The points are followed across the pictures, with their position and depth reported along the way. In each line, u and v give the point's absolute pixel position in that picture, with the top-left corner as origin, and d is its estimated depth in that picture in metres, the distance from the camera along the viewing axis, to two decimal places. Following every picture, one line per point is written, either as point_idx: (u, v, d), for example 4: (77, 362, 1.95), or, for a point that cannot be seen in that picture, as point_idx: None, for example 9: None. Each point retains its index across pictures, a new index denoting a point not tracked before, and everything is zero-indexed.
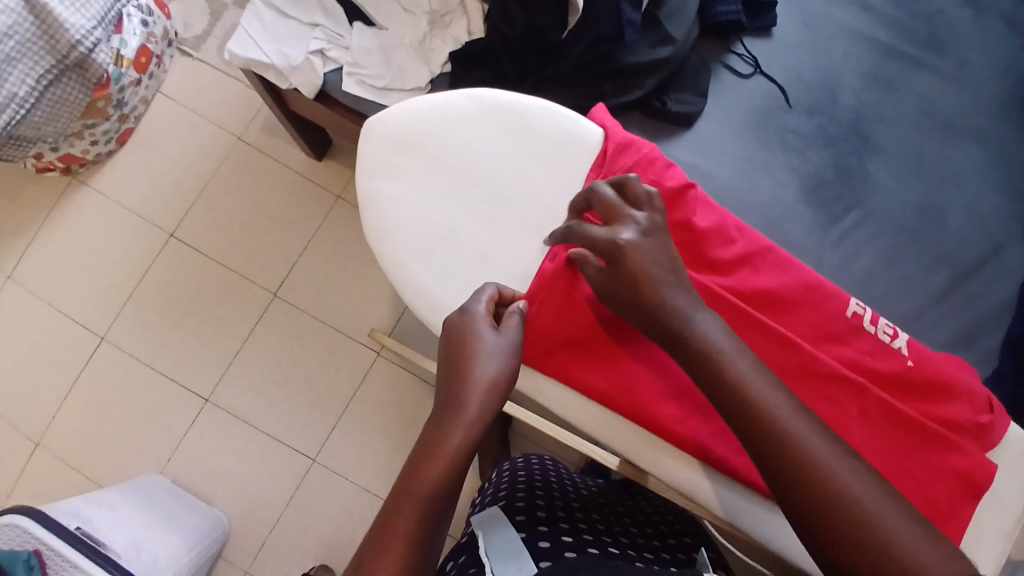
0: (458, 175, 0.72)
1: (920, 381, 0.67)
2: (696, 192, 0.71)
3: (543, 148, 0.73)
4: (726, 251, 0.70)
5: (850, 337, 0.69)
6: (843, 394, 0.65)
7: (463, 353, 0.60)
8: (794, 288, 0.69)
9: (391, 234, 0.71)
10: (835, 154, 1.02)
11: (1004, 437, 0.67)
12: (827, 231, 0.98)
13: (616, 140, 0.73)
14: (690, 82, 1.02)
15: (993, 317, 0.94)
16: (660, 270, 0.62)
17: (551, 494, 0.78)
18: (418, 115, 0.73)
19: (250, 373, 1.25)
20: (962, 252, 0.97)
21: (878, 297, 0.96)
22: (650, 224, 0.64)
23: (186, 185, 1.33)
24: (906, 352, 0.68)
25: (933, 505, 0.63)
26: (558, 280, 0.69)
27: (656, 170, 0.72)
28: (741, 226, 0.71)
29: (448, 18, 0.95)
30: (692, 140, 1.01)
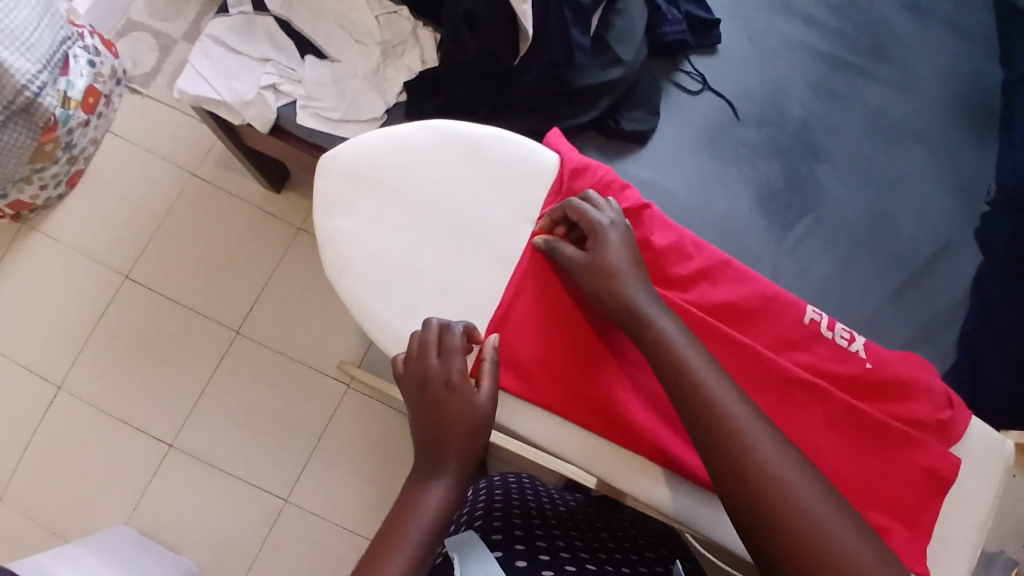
0: (415, 208, 0.72)
1: (878, 382, 0.68)
2: (652, 212, 0.73)
3: (499, 176, 0.73)
4: (685, 266, 0.70)
5: (810, 343, 0.69)
6: (808, 399, 0.66)
7: (446, 429, 0.62)
8: (751, 299, 0.70)
9: (350, 270, 0.71)
10: (786, 163, 1.05)
11: (967, 431, 0.68)
12: (783, 239, 1.01)
13: (571, 164, 0.73)
14: (642, 101, 1.04)
15: (949, 312, 0.98)
16: (627, 274, 0.64)
17: (529, 512, 0.77)
18: (372, 150, 0.73)
19: (216, 414, 1.22)
20: (913, 251, 1.01)
21: (838, 301, 0.98)
22: (613, 224, 0.67)
23: (141, 225, 1.30)
24: (864, 354, 0.69)
25: (901, 503, 0.63)
26: (531, 288, 0.70)
27: (613, 192, 0.73)
28: (698, 243, 0.72)
29: (400, 48, 0.97)
30: (648, 157, 1.03)
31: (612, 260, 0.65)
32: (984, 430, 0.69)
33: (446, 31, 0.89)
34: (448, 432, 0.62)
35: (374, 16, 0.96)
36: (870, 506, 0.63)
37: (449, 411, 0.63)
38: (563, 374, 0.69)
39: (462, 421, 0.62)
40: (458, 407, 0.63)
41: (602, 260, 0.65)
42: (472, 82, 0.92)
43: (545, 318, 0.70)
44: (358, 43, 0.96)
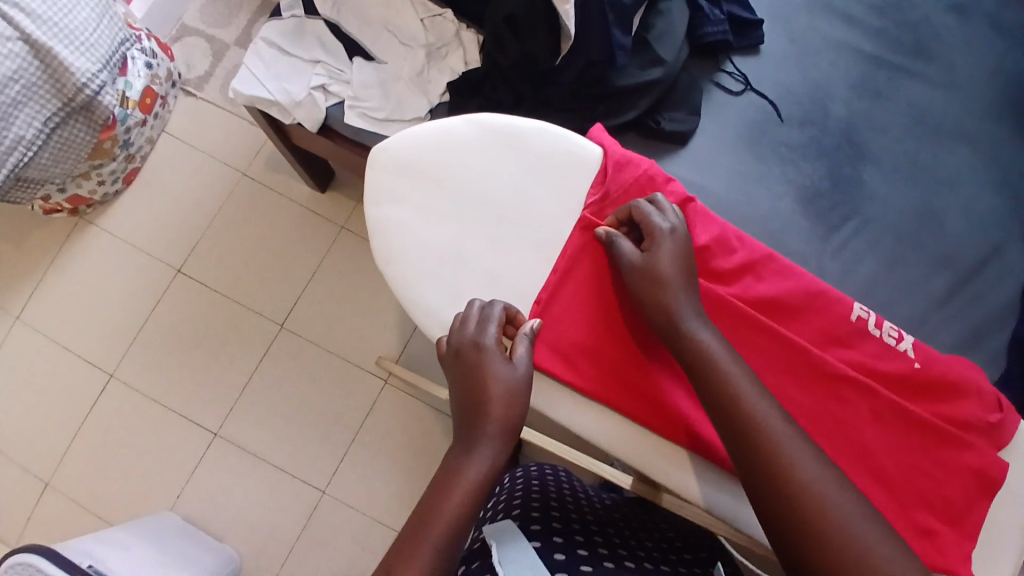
0: (461, 196, 0.74)
1: (927, 381, 0.66)
2: (695, 206, 0.73)
3: (543, 167, 0.74)
4: (729, 260, 0.70)
5: (856, 340, 0.68)
6: (854, 395, 0.65)
7: (478, 392, 0.62)
8: (796, 293, 0.69)
9: (397, 257, 0.73)
10: (829, 163, 1.07)
11: (1015, 435, 0.67)
12: (826, 241, 1.03)
13: (615, 158, 0.74)
14: (683, 101, 1.04)
15: (998, 318, 1.00)
16: (678, 282, 0.65)
17: (566, 507, 0.78)
18: (421, 141, 0.75)
19: (259, 405, 1.25)
20: (965, 254, 1.03)
21: (884, 302, 1.01)
22: (671, 231, 0.67)
23: (191, 222, 1.35)
24: (912, 353, 0.68)
25: (949, 506, 0.62)
26: (581, 277, 0.71)
27: (656, 186, 0.73)
28: (742, 238, 0.71)
29: (444, 50, 0.98)
30: (688, 158, 1.04)
31: (664, 260, 0.65)
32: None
33: (489, 33, 0.90)
34: (479, 396, 0.62)
35: (419, 19, 0.97)
36: (916, 506, 0.62)
37: (481, 378, 0.62)
38: (607, 362, 0.70)
39: (495, 389, 0.62)
40: (489, 371, 0.63)
41: (656, 266, 0.65)
42: (512, 82, 0.94)
43: (592, 306, 0.71)
44: (403, 45, 0.98)
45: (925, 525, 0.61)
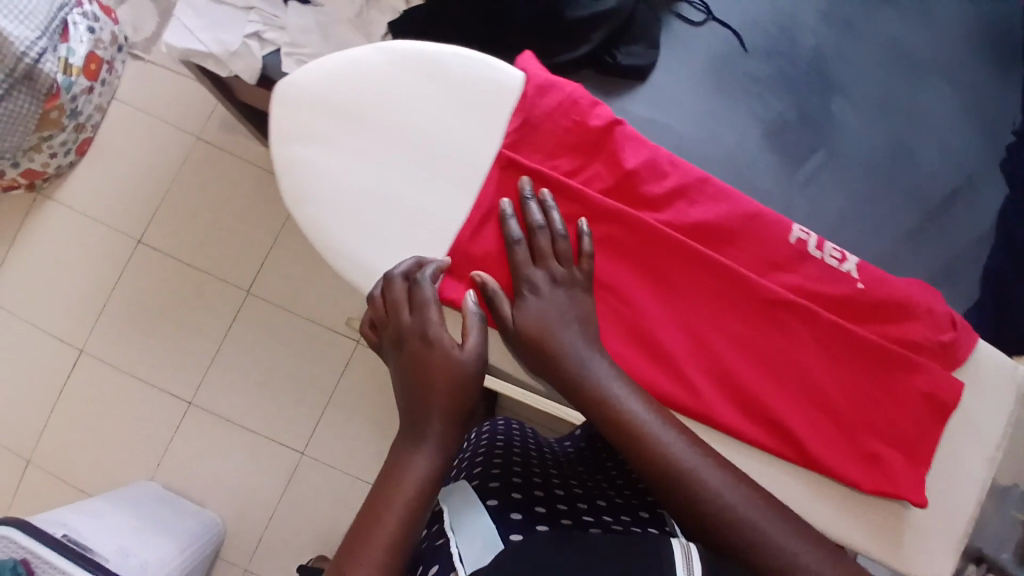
0: (378, 133, 0.66)
1: (869, 303, 0.63)
2: (624, 129, 0.66)
3: (467, 98, 0.66)
4: (659, 186, 0.65)
5: (795, 264, 0.65)
6: (791, 318, 0.63)
7: (426, 378, 0.58)
8: (730, 219, 0.64)
9: (315, 205, 0.66)
10: (796, 98, 1.02)
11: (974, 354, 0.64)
12: (794, 172, 0.99)
13: (536, 82, 0.66)
14: (642, 33, 0.98)
15: (972, 248, 1.00)
16: (565, 337, 0.60)
17: (529, 461, 0.77)
18: (330, 74, 0.66)
19: (230, 374, 1.24)
20: (933, 186, 1.02)
21: (853, 237, 0.98)
22: (548, 285, 0.61)
23: (150, 190, 1.32)
24: (854, 275, 0.65)
25: (895, 428, 0.61)
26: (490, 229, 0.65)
27: (581, 110, 0.66)
28: (671, 162, 0.67)
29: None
30: (647, 95, 0.98)
31: (538, 309, 0.60)
32: (992, 350, 0.65)
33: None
34: (427, 382, 0.58)
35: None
36: (861, 431, 0.61)
37: (428, 365, 0.59)
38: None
39: (442, 378, 0.58)
40: (437, 355, 0.59)
41: (527, 323, 0.60)
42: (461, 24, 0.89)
43: None
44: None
45: (873, 450, 0.61)
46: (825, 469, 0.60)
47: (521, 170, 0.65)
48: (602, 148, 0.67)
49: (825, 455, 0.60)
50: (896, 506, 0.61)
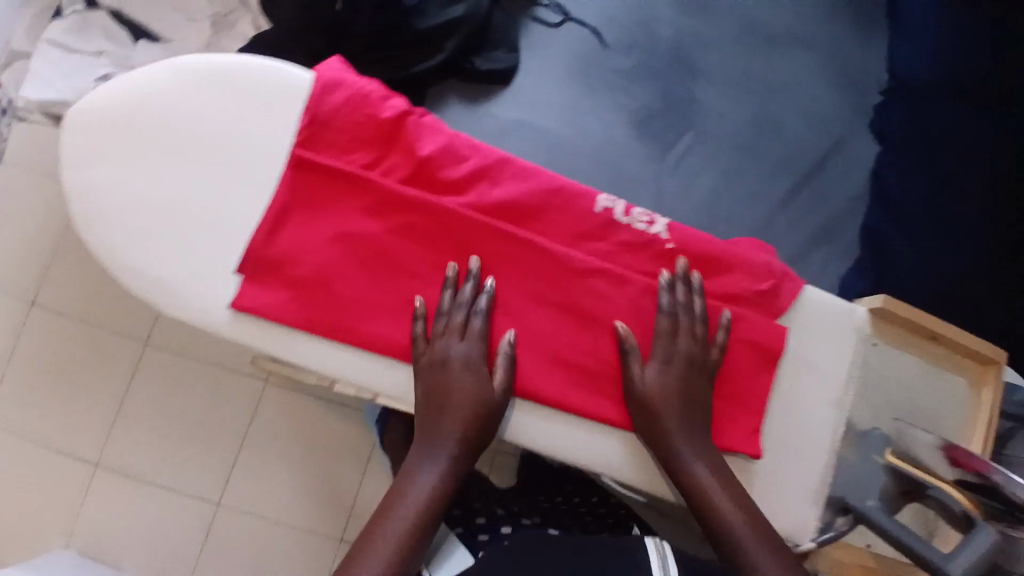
0: (184, 151, 0.54)
1: (686, 262, 0.60)
2: (420, 116, 0.56)
3: (269, 102, 0.55)
4: (460, 169, 0.56)
5: (606, 233, 0.59)
6: (607, 287, 0.58)
7: (440, 407, 0.53)
8: (533, 195, 0.57)
9: (117, 247, 0.54)
10: (660, 85, 1.04)
11: (799, 298, 0.62)
12: (663, 160, 1.02)
13: (321, 82, 0.55)
14: (500, 38, 0.98)
15: (846, 208, 1.04)
16: (671, 415, 0.56)
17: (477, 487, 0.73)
18: (116, 99, 0.55)
19: (136, 432, 1.17)
20: (803, 154, 1.06)
21: (727, 213, 1.02)
22: (673, 355, 0.57)
23: (37, 245, 1.21)
24: (665, 234, 0.60)
25: (726, 381, 0.60)
26: (294, 242, 0.53)
27: (371, 105, 0.55)
28: (471, 142, 0.57)
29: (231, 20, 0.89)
30: (513, 97, 0.99)
31: (664, 382, 0.56)
32: (832, 297, 0.65)
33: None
34: (443, 408, 0.53)
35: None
36: None
37: (449, 395, 0.53)
38: (355, 333, 0.53)
39: (460, 411, 0.52)
40: (458, 386, 0.53)
41: (644, 399, 0.56)
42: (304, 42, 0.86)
43: (320, 260, 0.53)
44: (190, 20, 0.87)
45: None
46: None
47: (311, 172, 0.53)
48: (391, 126, 0.55)
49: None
50: (734, 454, 0.60)
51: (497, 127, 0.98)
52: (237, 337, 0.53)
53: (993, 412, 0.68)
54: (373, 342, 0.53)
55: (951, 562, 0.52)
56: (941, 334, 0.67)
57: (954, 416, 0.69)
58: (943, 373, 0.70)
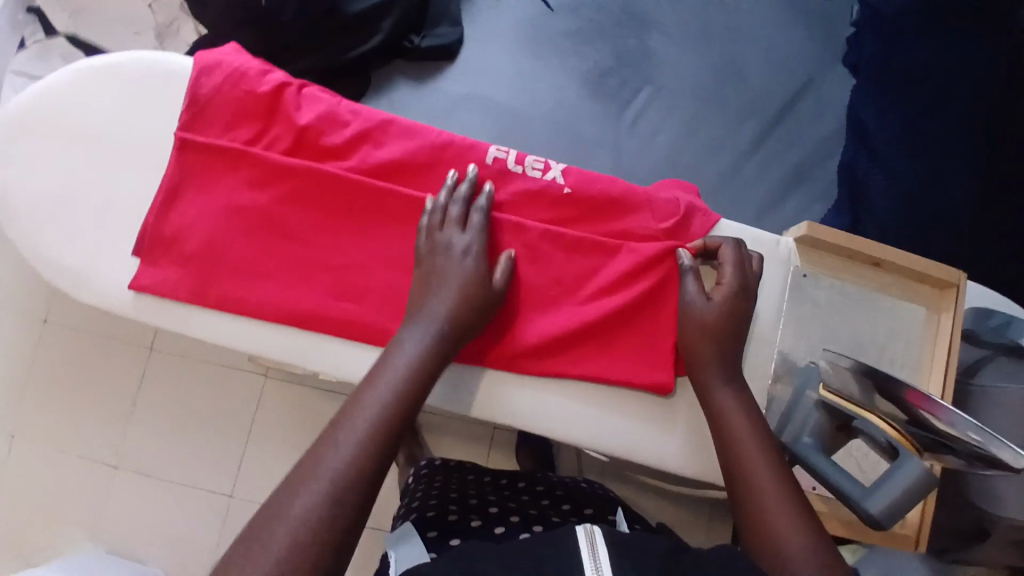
0: (88, 148, 0.56)
1: (584, 206, 0.59)
2: (299, 87, 0.58)
3: (166, 97, 0.58)
4: (341, 134, 0.57)
5: (500, 183, 0.59)
6: (501, 235, 0.57)
7: (433, 294, 0.51)
8: (419, 152, 0.57)
9: (34, 245, 0.56)
10: (612, 42, 1.02)
11: (713, 231, 0.60)
12: (621, 117, 0.99)
13: (201, 65, 0.57)
14: (441, 14, 0.97)
15: (819, 148, 1.00)
16: (711, 356, 0.54)
17: (468, 492, 0.71)
18: (24, 104, 0.57)
19: (153, 442, 1.03)
20: (769, 98, 1.01)
21: (688, 163, 0.98)
22: (711, 298, 0.55)
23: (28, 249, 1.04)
24: (562, 179, 0.59)
25: (637, 321, 0.58)
26: (181, 222, 0.55)
27: (248, 82, 0.57)
28: (355, 107, 0.58)
29: (174, 28, 0.90)
30: (462, 71, 0.98)
31: (709, 320, 0.54)
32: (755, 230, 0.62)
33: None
34: (436, 295, 0.51)
35: (145, 6, 0.89)
36: (604, 333, 0.57)
37: (444, 281, 0.52)
38: (239, 300, 0.54)
39: (457, 301, 0.51)
40: (454, 272, 0.52)
41: (700, 328, 0.54)
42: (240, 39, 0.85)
43: (208, 235, 0.54)
44: (135, 34, 0.89)
45: (612, 346, 0.57)
46: (542, 374, 0.56)
47: (195, 153, 0.55)
48: (270, 99, 0.56)
49: (543, 358, 0.56)
50: (642, 395, 0.57)
51: (446, 104, 0.97)
52: (139, 315, 0.55)
53: (958, 339, 0.61)
54: (257, 309, 0.54)
55: (874, 498, 0.49)
56: (884, 258, 0.62)
57: (915, 349, 0.62)
58: (898, 302, 0.63)
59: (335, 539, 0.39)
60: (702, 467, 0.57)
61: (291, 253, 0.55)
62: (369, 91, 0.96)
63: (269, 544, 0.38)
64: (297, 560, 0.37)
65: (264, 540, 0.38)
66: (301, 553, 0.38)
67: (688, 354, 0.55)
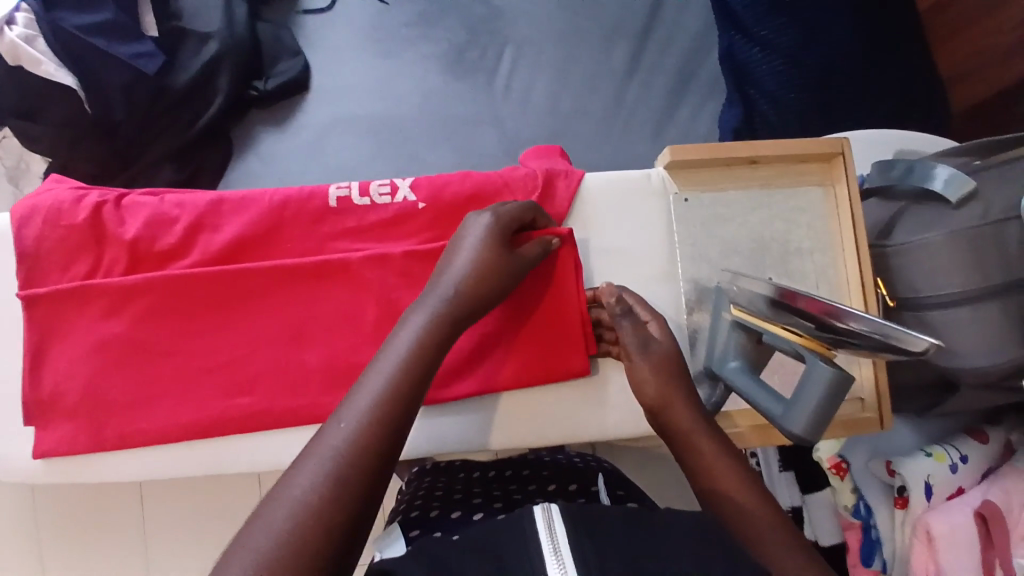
0: None
1: (443, 212, 0.57)
2: (122, 201, 0.56)
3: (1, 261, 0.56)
4: (174, 234, 0.55)
5: (353, 221, 0.57)
6: (371, 272, 0.55)
7: (459, 265, 0.46)
8: (261, 222, 0.55)
9: None
10: (458, 13, 0.97)
11: (579, 190, 0.59)
12: (492, 85, 0.95)
13: (15, 216, 0.54)
14: (276, 49, 0.91)
15: (695, 47, 0.96)
16: (672, 394, 0.50)
17: (455, 486, 0.67)
18: None
19: (178, 566, 0.85)
20: (632, 13, 0.97)
21: (573, 107, 0.94)
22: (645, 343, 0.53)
23: None
24: (412, 196, 0.57)
25: (534, 309, 0.56)
26: (54, 378, 0.53)
27: (67, 215, 0.54)
28: (179, 200, 0.56)
29: (23, 165, 0.84)
30: (320, 98, 0.94)
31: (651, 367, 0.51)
32: (622, 172, 0.61)
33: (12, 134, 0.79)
34: (466, 265, 0.46)
35: None
36: (504, 330, 0.56)
37: (474, 252, 0.47)
38: (139, 433, 0.53)
39: (485, 272, 0.47)
40: (485, 243, 0.48)
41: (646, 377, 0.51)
42: (83, 150, 0.81)
43: (87, 380, 0.53)
44: None
45: (518, 340, 0.56)
46: (460, 396, 0.55)
47: (42, 305, 0.53)
48: (91, 225, 0.55)
49: (453, 378, 0.55)
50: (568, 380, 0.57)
51: (316, 138, 0.93)
52: (52, 477, 0.55)
53: (859, 205, 0.60)
54: (158, 434, 0.53)
55: (793, 415, 0.45)
56: (756, 155, 0.59)
57: (821, 232, 0.60)
58: (794, 189, 0.61)
59: (339, 518, 0.32)
60: (642, 425, 0.58)
61: (170, 367, 0.54)
62: (234, 153, 0.91)
63: (265, 525, 0.31)
64: (292, 541, 0.31)
65: (261, 519, 0.32)
66: (299, 535, 0.31)
67: (652, 407, 0.51)
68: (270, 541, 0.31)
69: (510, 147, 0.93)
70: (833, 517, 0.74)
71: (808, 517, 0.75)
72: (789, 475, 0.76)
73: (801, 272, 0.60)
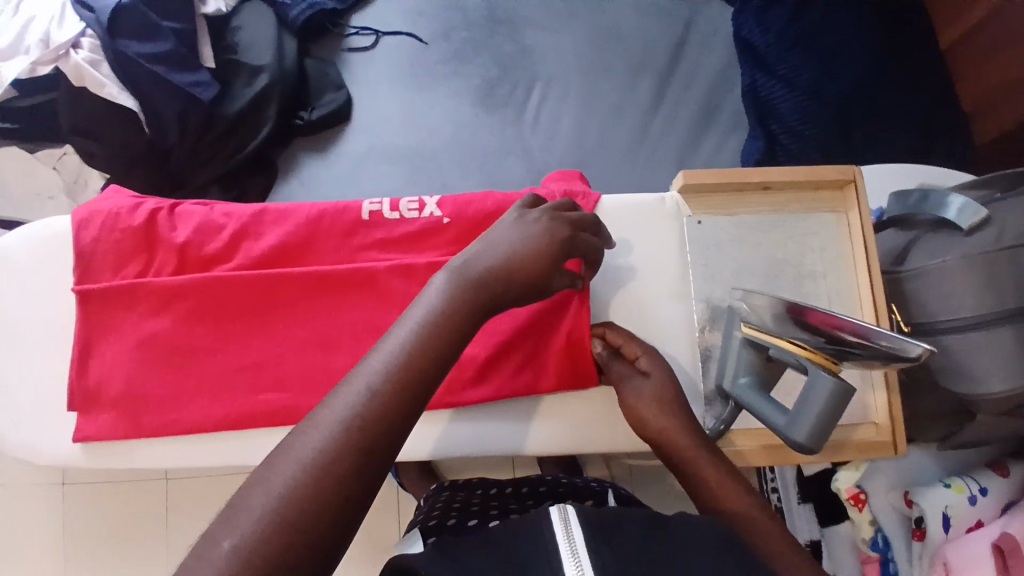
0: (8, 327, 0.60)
1: (466, 228, 0.60)
2: (173, 209, 0.61)
3: (62, 260, 0.61)
4: (218, 240, 0.60)
5: (383, 233, 0.60)
6: (396, 280, 0.58)
7: (497, 249, 0.47)
8: (298, 232, 0.60)
9: None
10: (491, 52, 1.03)
11: (596, 211, 0.62)
12: (521, 118, 1.00)
13: (79, 220, 0.59)
14: (322, 82, 0.98)
15: (717, 85, 1.00)
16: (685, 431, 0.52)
17: (473, 500, 0.68)
18: None
19: None
20: (657, 52, 1.02)
21: (598, 140, 0.98)
22: (654, 381, 0.55)
23: None
24: (439, 212, 0.60)
25: (547, 324, 0.59)
26: (101, 369, 0.57)
27: (124, 221, 0.59)
28: (226, 209, 0.61)
29: (82, 180, 0.91)
30: (358, 127, 1.00)
31: (657, 410, 0.53)
32: (638, 196, 0.64)
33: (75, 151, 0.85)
34: (503, 249, 0.47)
35: (51, 168, 0.88)
36: (519, 344, 0.59)
37: (512, 241, 0.48)
38: (174, 424, 0.57)
39: (523, 260, 0.47)
40: (525, 236, 0.49)
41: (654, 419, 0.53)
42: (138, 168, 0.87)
43: (131, 373, 0.57)
44: (48, 199, 0.91)
45: (533, 355, 0.59)
46: (477, 401, 0.58)
47: (96, 301, 0.58)
48: (146, 231, 0.59)
49: (469, 385, 0.58)
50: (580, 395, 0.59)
51: (353, 165, 0.98)
52: (91, 462, 0.58)
53: (871, 232, 0.61)
54: (189, 424, 0.57)
55: (797, 425, 0.46)
56: (767, 181, 0.61)
57: (834, 257, 0.62)
58: (806, 215, 0.63)
59: (340, 485, 0.34)
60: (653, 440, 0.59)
61: (206, 362, 0.58)
62: (276, 176, 0.97)
63: (271, 485, 0.33)
64: (295, 505, 0.33)
65: (268, 480, 0.33)
66: (301, 499, 0.33)
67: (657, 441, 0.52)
68: (274, 500, 0.33)
69: (536, 177, 0.97)
70: (852, 551, 0.74)
71: (827, 549, 0.75)
72: (807, 507, 0.76)
73: (813, 294, 0.61)
